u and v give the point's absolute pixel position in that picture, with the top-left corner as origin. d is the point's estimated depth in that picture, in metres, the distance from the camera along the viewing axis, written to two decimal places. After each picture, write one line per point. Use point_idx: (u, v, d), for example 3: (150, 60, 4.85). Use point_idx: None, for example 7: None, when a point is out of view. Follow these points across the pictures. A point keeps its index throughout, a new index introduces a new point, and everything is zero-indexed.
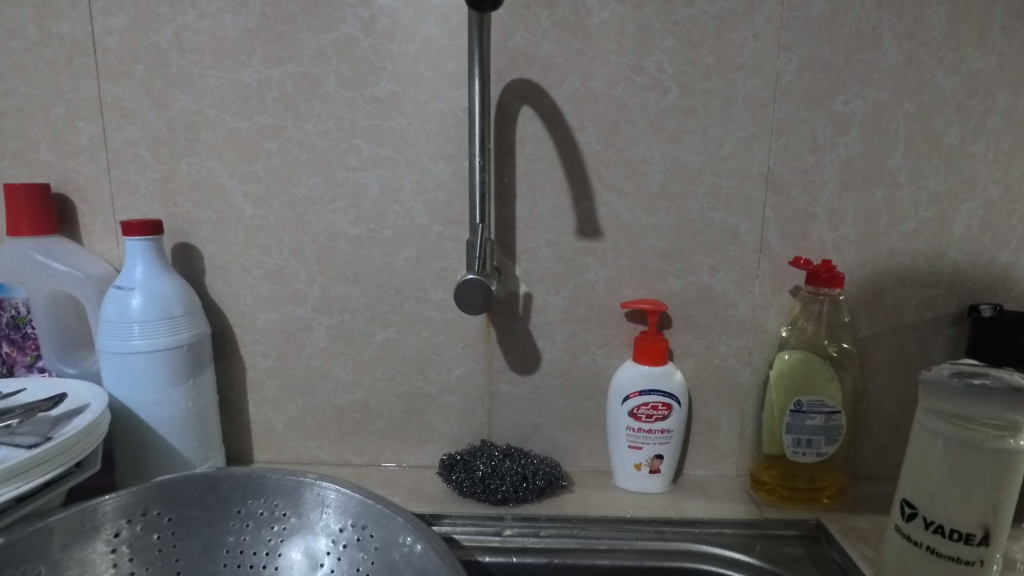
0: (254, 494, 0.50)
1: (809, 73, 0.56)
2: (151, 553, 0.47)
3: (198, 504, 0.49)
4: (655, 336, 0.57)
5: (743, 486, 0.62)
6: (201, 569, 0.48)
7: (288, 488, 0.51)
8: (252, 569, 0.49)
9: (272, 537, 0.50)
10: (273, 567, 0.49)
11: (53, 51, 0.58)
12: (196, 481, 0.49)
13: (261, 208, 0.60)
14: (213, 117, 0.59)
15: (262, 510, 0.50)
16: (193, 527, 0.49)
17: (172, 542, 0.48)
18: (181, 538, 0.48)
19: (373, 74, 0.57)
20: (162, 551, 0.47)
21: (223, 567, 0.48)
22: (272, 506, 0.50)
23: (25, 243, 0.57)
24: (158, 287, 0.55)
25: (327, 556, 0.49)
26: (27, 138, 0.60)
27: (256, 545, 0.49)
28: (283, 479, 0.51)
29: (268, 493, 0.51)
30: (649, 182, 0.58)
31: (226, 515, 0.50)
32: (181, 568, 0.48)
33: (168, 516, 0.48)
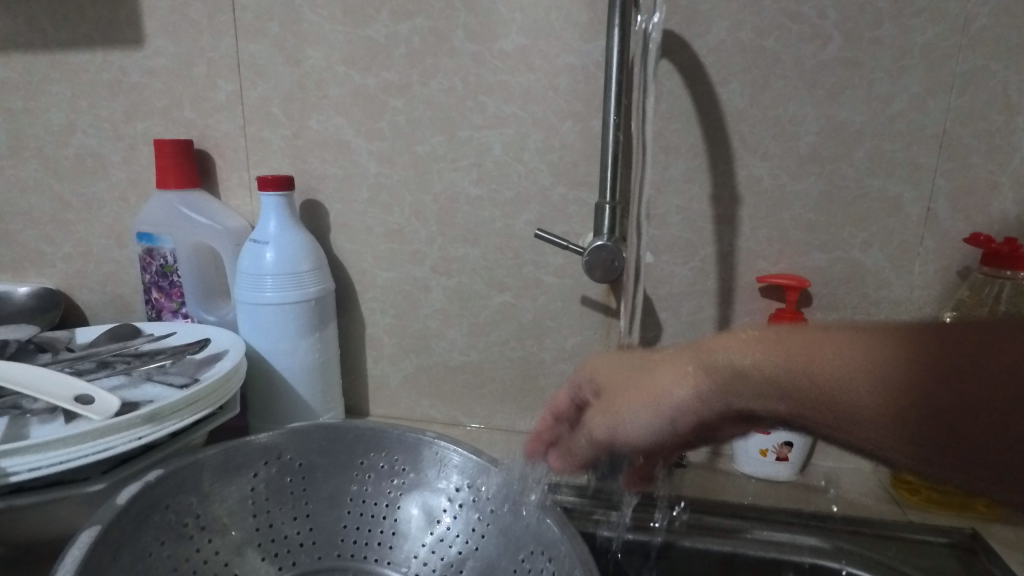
0: (377, 447, 0.51)
1: (1010, 17, 0.48)
2: (284, 494, 0.49)
3: (327, 452, 0.51)
4: (794, 314, 0.53)
5: (880, 483, 0.57)
6: (328, 514, 0.50)
7: (408, 444, 0.51)
8: (373, 519, 0.50)
9: (392, 490, 0.51)
10: (393, 518, 0.50)
11: (195, 9, 0.60)
12: (326, 431, 0.51)
13: (385, 166, 0.60)
14: (341, 74, 0.59)
15: (384, 463, 0.51)
16: (322, 473, 0.51)
17: (302, 486, 0.50)
18: (311, 483, 0.50)
19: (501, 27, 0.55)
20: (294, 494, 0.50)
21: (348, 514, 0.50)
22: (392, 461, 0.51)
23: (172, 196, 0.61)
24: (289, 242, 0.56)
25: (444, 514, 0.50)
26: (173, 96, 0.63)
27: (377, 497, 0.51)
28: (404, 435, 0.51)
29: (389, 448, 0.51)
30: (799, 145, 0.52)
31: (351, 465, 0.51)
32: (310, 511, 0.50)
33: (299, 461, 0.50)
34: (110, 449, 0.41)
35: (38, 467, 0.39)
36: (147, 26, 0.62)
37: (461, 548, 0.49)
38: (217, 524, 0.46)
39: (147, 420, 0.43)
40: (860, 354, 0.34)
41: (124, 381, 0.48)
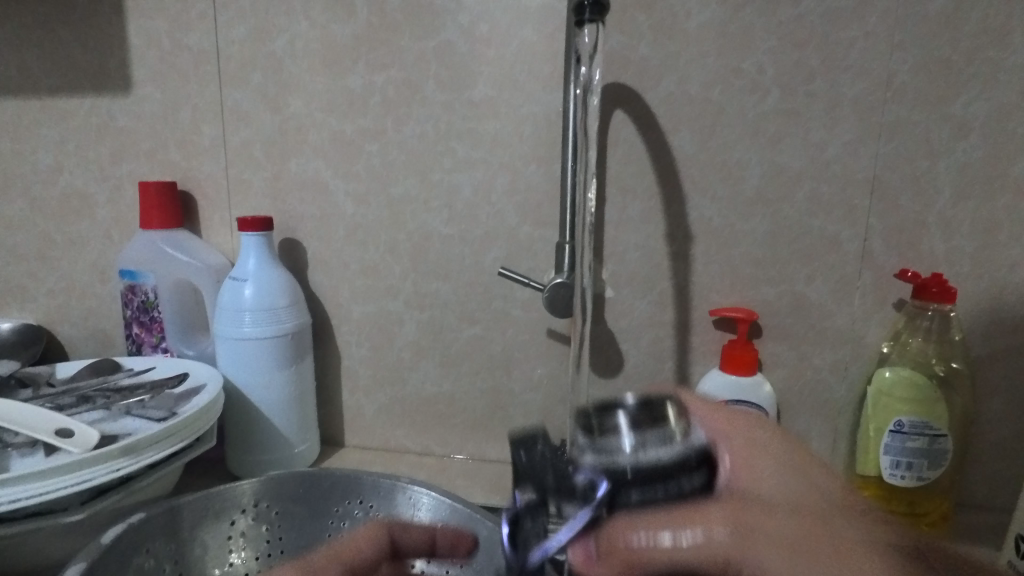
0: (352, 495, 0.53)
1: (926, 74, 0.53)
2: (261, 542, 0.52)
3: (303, 501, 0.53)
4: (745, 345, 0.56)
5: None
6: None
7: (383, 490, 0.53)
8: None
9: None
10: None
11: (182, 59, 0.64)
12: (302, 480, 0.53)
13: (361, 206, 0.63)
14: (320, 120, 0.62)
15: (358, 511, 0.53)
16: (298, 522, 0.53)
17: (279, 534, 0.52)
18: (287, 532, 0.52)
19: (470, 78, 0.59)
20: (270, 542, 0.52)
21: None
22: (367, 507, 0.53)
23: (156, 234, 0.63)
24: (268, 280, 0.59)
25: None
26: (158, 139, 0.66)
27: None
28: (378, 482, 0.53)
29: (363, 494, 0.53)
30: (744, 187, 0.56)
31: (327, 513, 0.53)
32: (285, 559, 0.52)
33: (275, 510, 0.52)
34: (90, 480, 0.43)
35: (19, 500, 0.40)
36: (135, 74, 0.65)
37: None
38: (194, 567, 0.49)
39: (125, 452, 0.45)
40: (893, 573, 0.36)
41: (103, 416, 0.50)
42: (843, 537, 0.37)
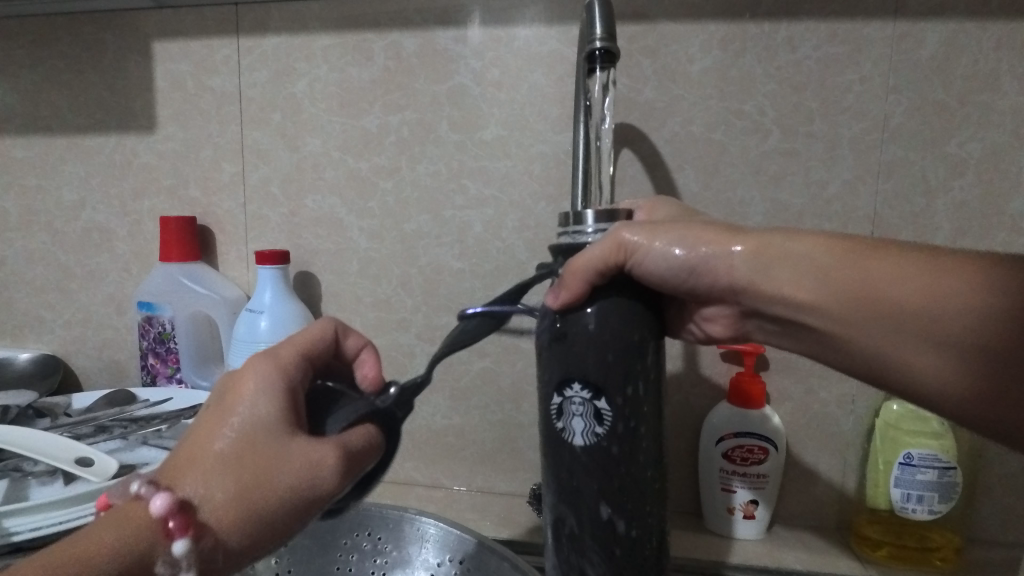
0: (360, 527, 0.54)
1: (920, 115, 0.55)
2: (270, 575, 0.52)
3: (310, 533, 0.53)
4: (753, 378, 0.56)
5: (844, 540, 0.59)
6: None
7: (390, 521, 0.54)
8: None
9: (375, 569, 0.53)
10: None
11: (206, 101, 0.66)
12: None
13: (375, 241, 0.65)
14: (337, 158, 0.65)
15: (367, 543, 0.53)
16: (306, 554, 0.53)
17: (287, 567, 0.52)
18: (295, 564, 0.52)
19: (481, 119, 0.61)
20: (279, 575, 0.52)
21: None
22: (375, 539, 0.54)
23: (174, 267, 0.65)
24: (283, 312, 0.60)
25: None
26: (180, 176, 0.68)
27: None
28: (386, 512, 0.54)
29: (372, 526, 0.54)
30: (748, 224, 0.58)
31: (335, 545, 0.53)
32: None
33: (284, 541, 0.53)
34: None
35: (42, 527, 0.41)
36: (159, 114, 0.68)
37: None
38: None
39: None
40: (963, 296, 0.35)
41: (120, 445, 0.51)
42: (883, 275, 0.36)
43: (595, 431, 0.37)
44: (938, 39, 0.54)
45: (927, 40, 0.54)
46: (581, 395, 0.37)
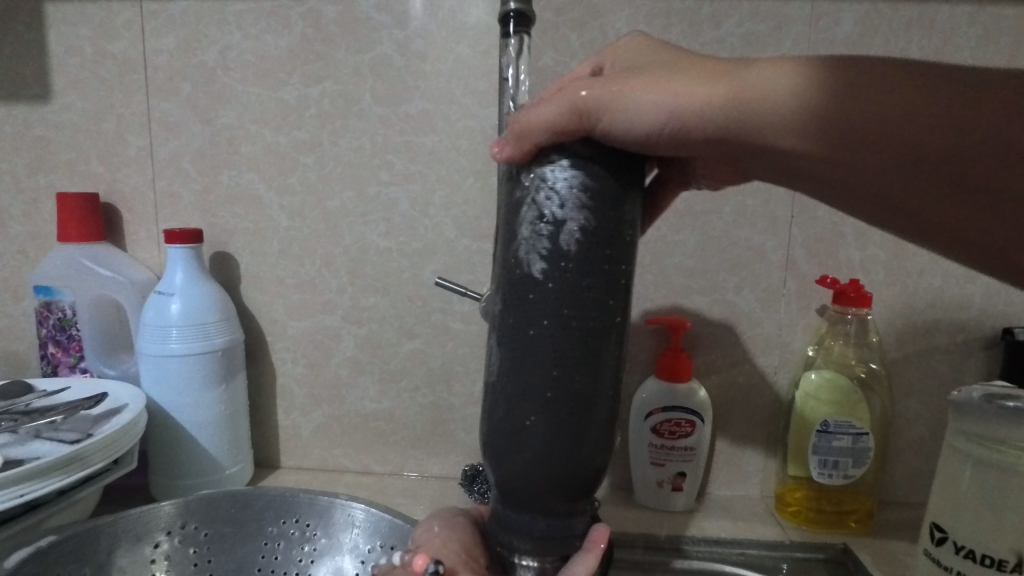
0: (287, 514, 0.51)
1: None
2: (187, 566, 0.49)
3: (234, 521, 0.51)
4: (678, 352, 0.57)
5: (767, 508, 0.61)
6: None
7: (319, 508, 0.52)
8: None
9: (303, 557, 0.50)
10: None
11: (106, 68, 0.61)
12: (234, 498, 0.51)
13: (296, 220, 0.62)
14: (253, 132, 0.61)
15: (294, 530, 0.51)
16: (228, 543, 0.50)
17: (207, 557, 0.50)
18: (216, 554, 0.50)
19: (406, 92, 0.59)
20: (197, 565, 0.49)
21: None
22: (302, 526, 0.51)
23: (75, 248, 0.60)
24: (195, 294, 0.57)
25: None
26: (79, 150, 0.63)
27: (286, 565, 0.50)
28: (315, 499, 0.52)
29: (299, 513, 0.52)
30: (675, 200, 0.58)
31: (260, 533, 0.51)
32: None
33: (205, 531, 0.50)
34: None
35: None
36: (54, 83, 0.62)
37: None
38: None
39: (28, 477, 0.42)
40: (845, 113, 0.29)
41: (8, 439, 0.47)
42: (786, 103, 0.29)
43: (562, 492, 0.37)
44: (853, 19, 0.55)
45: (842, 20, 0.55)
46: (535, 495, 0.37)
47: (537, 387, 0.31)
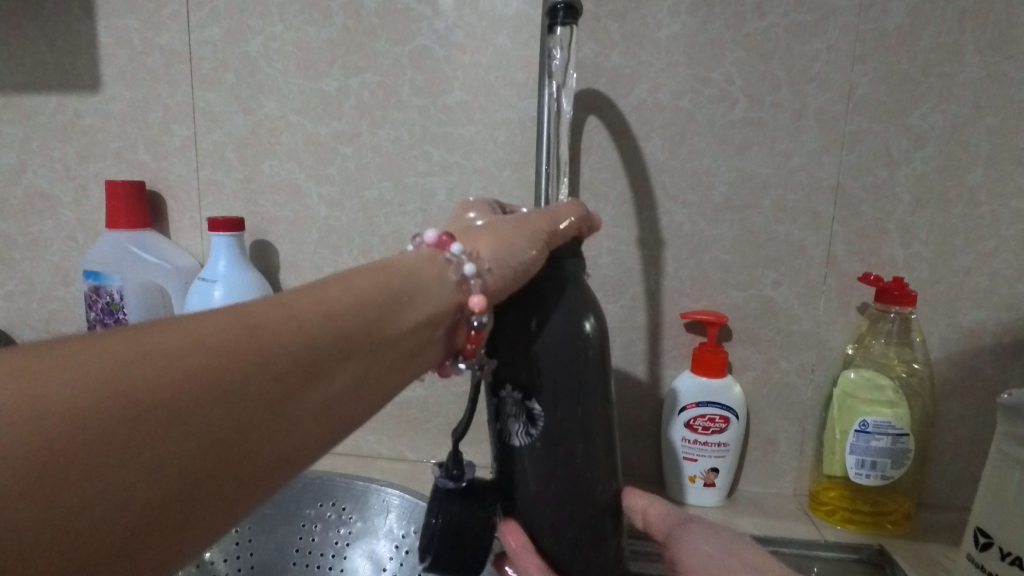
0: (325, 497, 0.53)
1: (885, 86, 0.55)
2: (229, 545, 0.51)
3: (274, 502, 0.52)
4: (715, 348, 0.57)
5: (800, 506, 0.61)
6: (274, 566, 0.51)
7: (356, 492, 0.53)
8: (319, 569, 0.51)
9: (339, 540, 0.52)
10: (338, 567, 0.51)
11: (154, 59, 0.63)
12: None
13: (335, 209, 0.63)
14: (294, 122, 0.62)
15: (331, 513, 0.53)
16: (268, 524, 0.52)
17: (247, 537, 0.51)
18: (256, 534, 0.51)
19: (445, 83, 0.59)
20: (237, 544, 0.51)
21: (293, 565, 0.51)
22: (340, 509, 0.53)
23: (123, 235, 0.62)
24: (238, 280, 0.58)
25: (389, 561, 0.50)
26: (127, 140, 0.65)
27: (323, 547, 0.51)
28: (352, 483, 0.53)
29: (336, 497, 0.53)
30: (714, 193, 0.58)
31: (299, 515, 0.52)
32: (254, 563, 0.51)
33: None
34: None
35: None
36: (104, 73, 0.64)
37: None
38: None
39: None
40: None
41: None
42: None
43: (528, 431, 0.40)
44: (904, 8, 0.54)
45: (893, 9, 0.54)
46: (513, 395, 0.40)
47: (572, 373, 0.39)
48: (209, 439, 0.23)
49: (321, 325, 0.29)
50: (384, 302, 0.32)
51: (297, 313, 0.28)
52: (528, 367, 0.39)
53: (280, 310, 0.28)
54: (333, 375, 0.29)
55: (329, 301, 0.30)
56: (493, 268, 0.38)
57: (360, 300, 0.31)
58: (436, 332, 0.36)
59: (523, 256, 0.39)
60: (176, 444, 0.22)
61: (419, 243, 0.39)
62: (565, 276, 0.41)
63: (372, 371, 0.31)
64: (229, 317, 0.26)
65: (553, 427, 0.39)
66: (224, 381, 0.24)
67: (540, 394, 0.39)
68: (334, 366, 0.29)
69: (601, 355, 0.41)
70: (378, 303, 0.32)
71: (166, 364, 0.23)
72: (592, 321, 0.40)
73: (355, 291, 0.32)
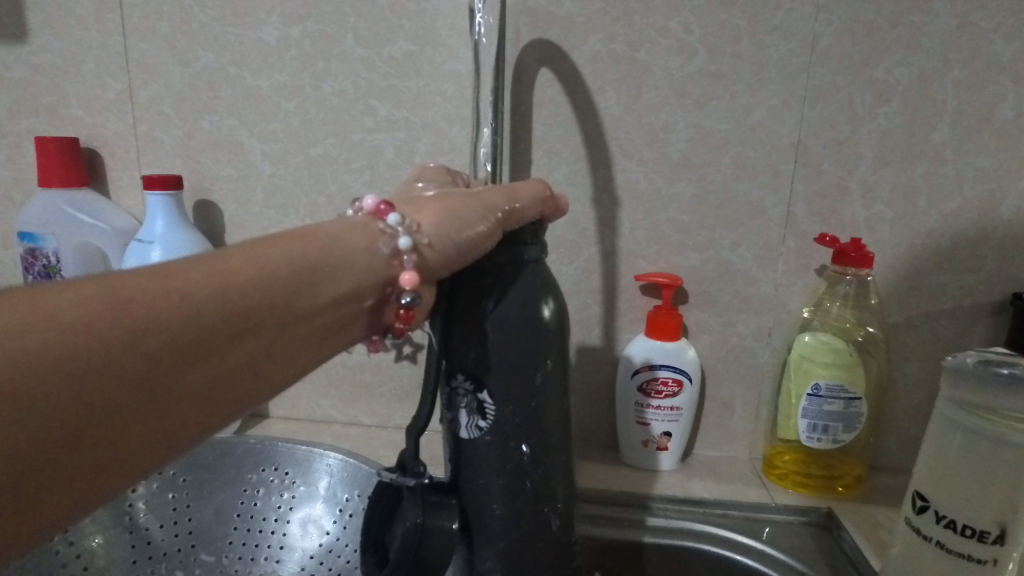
0: (266, 462, 0.52)
1: (850, 36, 0.52)
2: (166, 510, 0.50)
3: (213, 468, 0.52)
4: (669, 311, 0.55)
5: (754, 470, 0.60)
6: (213, 532, 0.50)
7: (299, 456, 0.52)
8: (260, 534, 0.50)
9: (282, 505, 0.51)
10: (280, 532, 0.50)
11: (82, 5, 0.59)
12: (213, 445, 0.52)
13: (279, 167, 0.60)
14: (233, 75, 0.59)
15: (274, 478, 0.52)
16: (208, 489, 0.51)
17: (186, 502, 0.50)
18: (195, 499, 0.51)
19: (390, 33, 0.56)
20: (176, 509, 0.50)
21: (234, 530, 0.50)
22: (282, 474, 0.52)
23: (55, 195, 0.59)
24: (176, 242, 0.56)
25: (332, 524, 0.50)
26: (59, 93, 0.61)
27: (265, 511, 0.50)
28: (294, 448, 0.52)
29: (278, 462, 0.52)
30: (671, 150, 0.55)
31: (240, 480, 0.52)
32: (193, 529, 0.50)
33: (184, 477, 0.51)
34: None
35: None
36: (30, 21, 0.60)
37: (350, 557, 0.48)
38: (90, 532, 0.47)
39: None
40: None
41: None
42: None
43: (478, 425, 0.38)
44: None
45: None
46: (466, 386, 0.38)
47: (526, 359, 0.37)
48: (65, 419, 0.23)
49: (215, 302, 0.28)
50: (300, 272, 0.32)
51: (180, 286, 0.27)
52: (478, 350, 0.37)
53: (163, 284, 0.27)
54: (226, 355, 0.28)
55: (229, 271, 0.29)
56: (432, 244, 0.37)
57: (272, 267, 0.31)
58: (361, 303, 0.36)
59: (466, 233, 0.37)
60: (34, 414, 0.22)
61: (359, 210, 0.39)
62: (525, 258, 0.38)
63: (272, 346, 0.31)
64: (100, 293, 0.25)
65: (504, 416, 0.38)
66: (80, 359, 0.24)
67: (490, 385, 0.37)
68: (225, 346, 0.28)
69: (558, 334, 0.39)
70: (294, 272, 0.32)
71: (17, 344, 0.22)
72: (550, 305, 0.38)
73: (263, 265, 0.31)
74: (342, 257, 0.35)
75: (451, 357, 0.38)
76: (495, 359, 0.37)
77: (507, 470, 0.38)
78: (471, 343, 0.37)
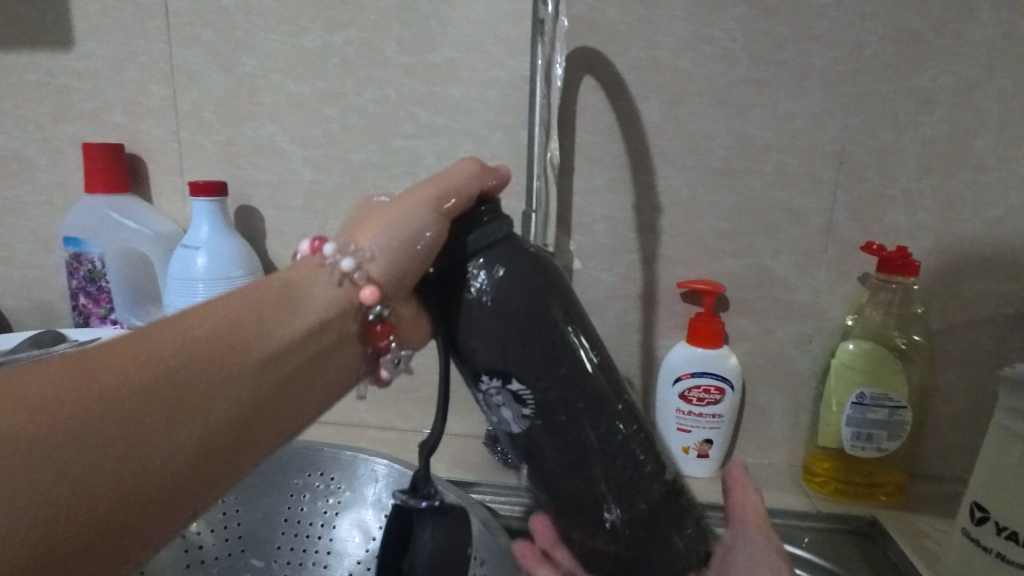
0: (311, 467, 0.52)
1: (894, 45, 0.52)
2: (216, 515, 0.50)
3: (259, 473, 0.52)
4: (711, 317, 0.56)
5: (792, 477, 0.60)
6: (263, 537, 0.51)
7: (344, 462, 0.52)
8: (308, 539, 0.51)
9: (328, 510, 0.51)
10: (328, 537, 0.50)
11: (127, 13, 0.60)
12: None
13: (320, 173, 0.61)
14: (276, 82, 0.59)
15: (319, 483, 0.52)
16: (255, 494, 0.51)
17: (235, 507, 0.51)
18: (243, 504, 0.51)
19: (433, 40, 0.56)
20: (225, 515, 0.51)
21: (282, 535, 0.51)
22: (327, 480, 0.52)
23: (101, 200, 0.60)
24: (222, 248, 0.57)
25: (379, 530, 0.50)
26: (102, 100, 0.62)
27: (312, 516, 0.51)
28: (339, 453, 0.52)
29: (323, 467, 0.52)
30: (712, 158, 0.56)
31: (286, 485, 0.52)
32: (243, 533, 0.51)
33: None
34: None
35: None
36: (75, 29, 0.61)
37: None
38: None
39: None
40: None
41: None
42: None
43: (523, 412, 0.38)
44: None
45: None
46: (495, 384, 0.38)
47: (543, 338, 0.37)
48: (57, 512, 0.23)
49: (182, 353, 0.28)
50: (258, 318, 0.32)
51: (145, 350, 0.27)
52: (489, 351, 0.37)
53: (128, 352, 0.27)
54: (214, 401, 0.28)
55: (187, 325, 0.29)
56: (377, 256, 0.36)
57: (228, 314, 0.31)
58: (342, 330, 0.36)
59: (413, 244, 0.36)
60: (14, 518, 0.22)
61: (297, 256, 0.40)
62: (496, 239, 0.37)
63: (255, 396, 0.30)
64: (66, 373, 0.25)
65: (543, 400, 0.38)
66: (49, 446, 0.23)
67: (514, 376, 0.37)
68: (206, 403, 0.28)
69: (567, 299, 0.38)
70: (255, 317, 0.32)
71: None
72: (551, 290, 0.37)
73: (220, 311, 0.31)
74: (300, 300, 0.35)
75: (467, 366, 0.38)
76: (500, 356, 0.37)
77: (568, 448, 0.39)
78: (474, 349, 0.37)
